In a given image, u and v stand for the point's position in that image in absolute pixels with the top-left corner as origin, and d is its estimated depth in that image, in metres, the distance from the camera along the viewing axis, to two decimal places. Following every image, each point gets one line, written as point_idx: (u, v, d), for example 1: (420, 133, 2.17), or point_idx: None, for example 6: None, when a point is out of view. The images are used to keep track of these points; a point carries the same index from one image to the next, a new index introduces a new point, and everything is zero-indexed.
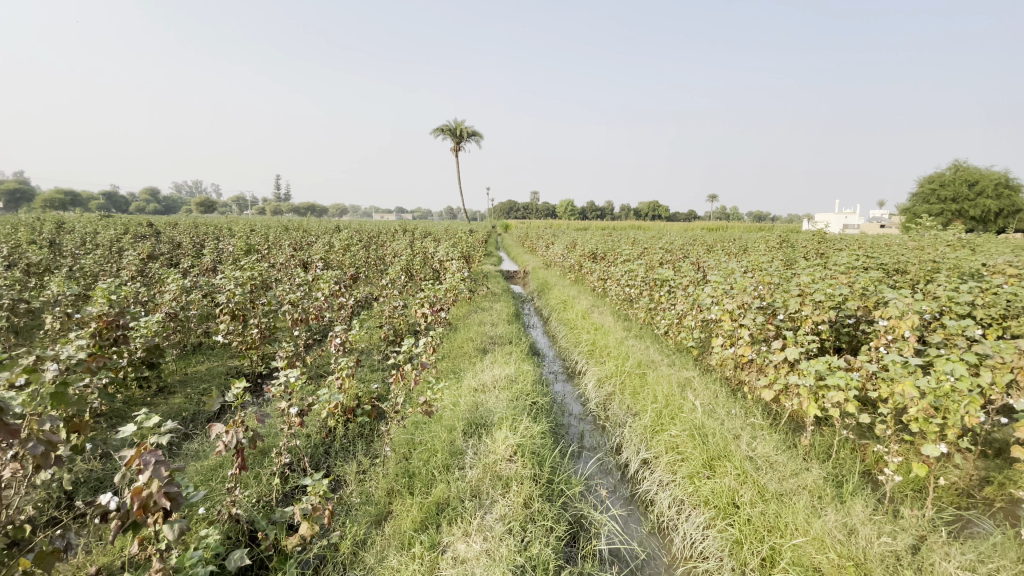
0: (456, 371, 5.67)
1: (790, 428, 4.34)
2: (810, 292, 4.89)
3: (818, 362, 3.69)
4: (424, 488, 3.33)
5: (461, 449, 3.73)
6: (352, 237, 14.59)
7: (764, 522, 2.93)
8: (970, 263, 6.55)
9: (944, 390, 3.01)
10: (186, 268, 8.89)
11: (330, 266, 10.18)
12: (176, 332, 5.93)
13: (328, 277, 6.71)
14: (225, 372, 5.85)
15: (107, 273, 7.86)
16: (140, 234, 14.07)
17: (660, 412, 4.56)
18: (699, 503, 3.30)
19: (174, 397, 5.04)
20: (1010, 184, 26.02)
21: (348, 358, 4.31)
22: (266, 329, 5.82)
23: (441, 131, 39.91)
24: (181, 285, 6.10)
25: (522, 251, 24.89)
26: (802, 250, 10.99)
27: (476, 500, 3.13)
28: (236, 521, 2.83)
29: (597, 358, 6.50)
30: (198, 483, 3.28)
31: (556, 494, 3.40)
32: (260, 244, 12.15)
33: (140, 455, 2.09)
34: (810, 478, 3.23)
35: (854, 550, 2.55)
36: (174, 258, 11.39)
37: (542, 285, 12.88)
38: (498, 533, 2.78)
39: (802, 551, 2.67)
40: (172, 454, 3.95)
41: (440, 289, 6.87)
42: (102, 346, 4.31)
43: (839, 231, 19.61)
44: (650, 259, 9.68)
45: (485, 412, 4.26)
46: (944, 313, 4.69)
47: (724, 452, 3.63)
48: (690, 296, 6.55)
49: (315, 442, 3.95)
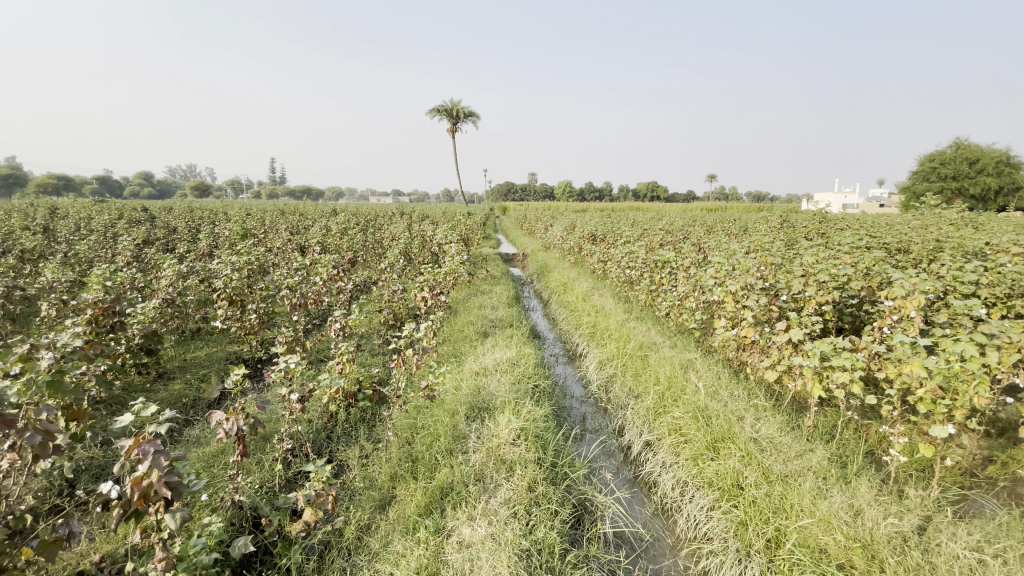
0: (457, 355, 5.63)
1: (793, 409, 4.33)
2: (814, 273, 4.84)
3: (823, 344, 3.65)
4: (428, 472, 3.31)
5: (464, 433, 3.69)
6: (349, 220, 14.46)
7: (769, 503, 2.91)
8: (973, 242, 6.53)
9: (953, 370, 2.97)
10: (182, 252, 8.81)
11: (328, 250, 10.14)
12: (173, 318, 5.89)
13: (326, 262, 6.63)
14: (225, 358, 5.82)
15: (102, 259, 7.81)
16: (134, 219, 13.98)
17: (663, 393, 4.53)
18: (704, 484, 3.29)
19: (174, 384, 5.03)
20: (1010, 162, 25.92)
21: (348, 343, 4.28)
22: (265, 314, 5.77)
23: (437, 112, 39.28)
24: (177, 271, 6.04)
25: (520, 232, 24.82)
26: (803, 230, 10.94)
27: (481, 484, 3.10)
28: (240, 507, 2.82)
29: (597, 340, 6.46)
30: (200, 470, 3.27)
31: (560, 476, 3.36)
32: (256, 229, 11.98)
33: (138, 445, 2.05)
34: (815, 459, 3.21)
35: (862, 533, 2.54)
36: (170, 243, 11.26)
37: (541, 267, 12.83)
38: (503, 517, 2.76)
39: (808, 532, 2.64)
40: (172, 441, 3.94)
41: (439, 273, 6.81)
42: (98, 332, 4.29)
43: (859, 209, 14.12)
44: (650, 240, 9.59)
45: (488, 396, 4.24)
46: (949, 292, 4.66)
47: (729, 433, 3.60)
48: (692, 278, 6.51)
49: (317, 428, 3.94)
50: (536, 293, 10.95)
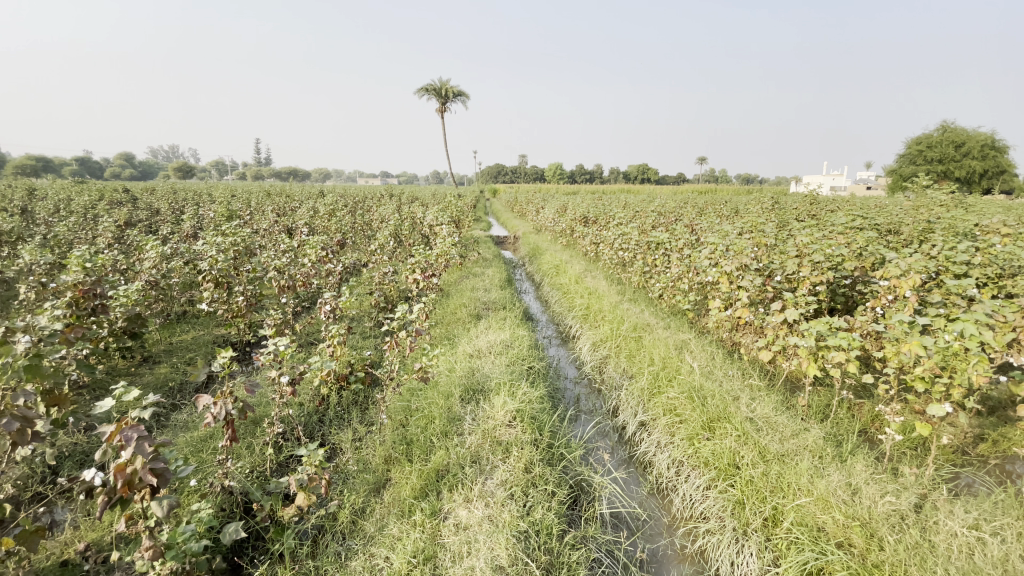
0: (450, 337, 5.56)
1: (787, 388, 4.34)
2: (809, 253, 4.82)
3: (819, 323, 3.64)
4: (423, 455, 3.26)
5: (459, 415, 3.64)
6: (335, 202, 14.19)
7: (767, 483, 2.90)
8: (964, 222, 6.55)
9: (953, 349, 2.95)
10: (165, 234, 8.59)
11: (316, 231, 9.95)
12: (158, 301, 5.75)
13: (315, 243, 6.50)
14: (212, 341, 5.70)
15: (82, 240, 7.60)
16: (115, 200, 13.64)
17: (657, 374, 4.51)
18: (699, 464, 3.28)
19: (160, 368, 4.93)
20: (996, 146, 26.16)
21: (340, 325, 4.19)
22: (253, 297, 5.65)
23: (425, 92, 38.46)
24: (161, 252, 5.88)
25: (510, 215, 24.65)
26: (793, 211, 10.94)
27: (477, 466, 3.05)
28: (230, 492, 2.76)
29: (591, 321, 6.43)
30: (188, 455, 3.19)
31: (556, 457, 3.32)
32: (242, 210, 11.72)
33: (121, 430, 1.96)
34: (811, 438, 3.21)
35: (859, 511, 2.55)
36: (153, 225, 10.98)
37: (533, 249, 12.75)
38: (500, 499, 2.73)
39: (805, 511, 2.64)
40: (159, 426, 3.85)
41: (431, 254, 6.70)
42: (79, 316, 4.17)
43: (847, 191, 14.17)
44: (642, 222, 9.52)
45: (482, 378, 4.19)
46: (941, 272, 4.67)
47: (724, 413, 3.59)
48: (685, 259, 6.47)
49: (308, 411, 3.88)
50: (528, 275, 10.89)
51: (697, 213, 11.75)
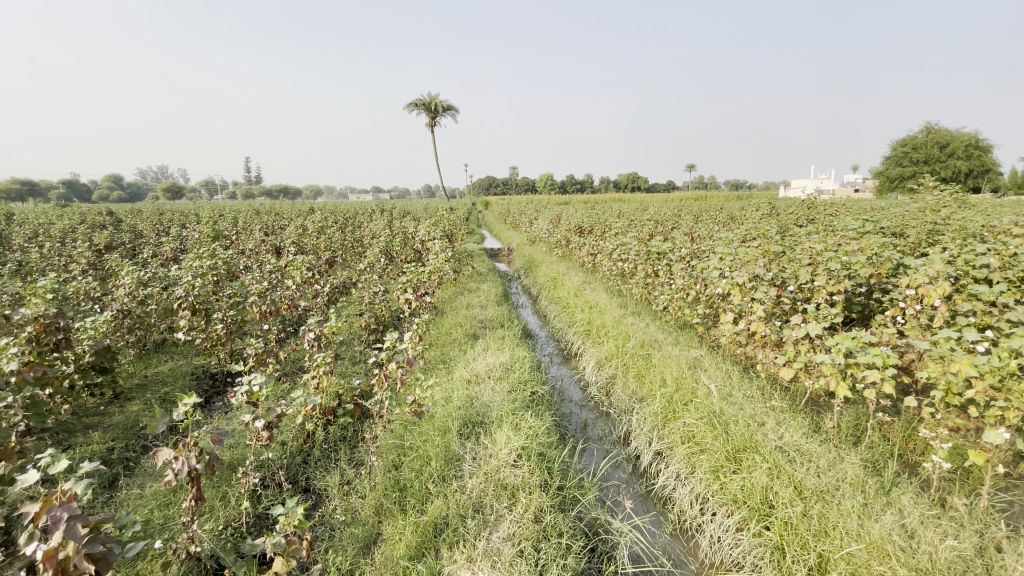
0: (446, 361, 5.22)
1: (810, 408, 4.03)
2: (823, 261, 4.54)
3: (848, 339, 3.33)
4: (418, 504, 2.90)
5: (458, 454, 3.28)
6: (325, 218, 13.84)
7: (808, 526, 2.57)
8: (973, 224, 6.31)
9: (1007, 369, 2.64)
10: (146, 258, 8.19)
11: (304, 250, 9.59)
12: (133, 331, 5.36)
13: (300, 264, 6.14)
14: (191, 372, 5.33)
15: (56, 267, 7.18)
16: (99, 223, 13.20)
17: (671, 396, 4.17)
18: (728, 501, 2.95)
19: (132, 405, 4.55)
20: (981, 145, 26.31)
21: (325, 354, 3.82)
22: (234, 323, 5.28)
23: (415, 107, 38.35)
24: (136, 279, 5.50)
25: (503, 227, 24.43)
26: (790, 216, 10.71)
27: (480, 517, 2.71)
28: (197, 559, 2.40)
29: (594, 338, 6.10)
30: (153, 515, 2.82)
31: (568, 500, 2.97)
32: (229, 230, 11.33)
33: (48, 511, 1.62)
34: (851, 469, 2.89)
35: (922, 560, 2.21)
36: (135, 248, 10.59)
37: (528, 261, 12.44)
38: (508, 558, 2.38)
39: (858, 561, 2.32)
40: (126, 475, 3.48)
41: (423, 272, 6.36)
42: (40, 352, 3.78)
43: (841, 194, 13.99)
44: (641, 231, 9.22)
45: (482, 408, 3.84)
46: (961, 277, 4.40)
47: (751, 442, 3.25)
48: (691, 270, 6.18)
49: (291, 452, 3.52)
50: (524, 289, 10.58)
51: (693, 220, 11.51)
